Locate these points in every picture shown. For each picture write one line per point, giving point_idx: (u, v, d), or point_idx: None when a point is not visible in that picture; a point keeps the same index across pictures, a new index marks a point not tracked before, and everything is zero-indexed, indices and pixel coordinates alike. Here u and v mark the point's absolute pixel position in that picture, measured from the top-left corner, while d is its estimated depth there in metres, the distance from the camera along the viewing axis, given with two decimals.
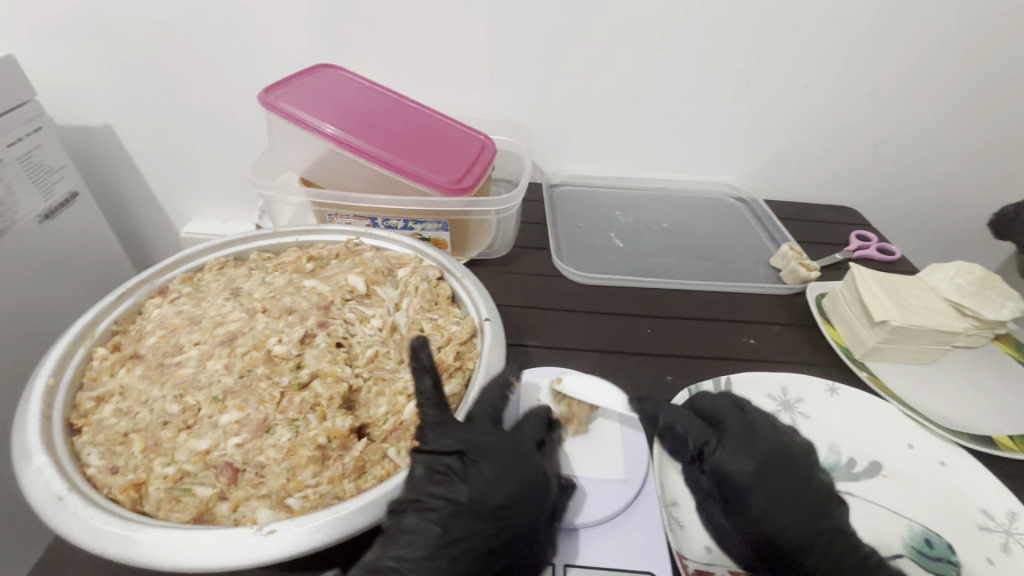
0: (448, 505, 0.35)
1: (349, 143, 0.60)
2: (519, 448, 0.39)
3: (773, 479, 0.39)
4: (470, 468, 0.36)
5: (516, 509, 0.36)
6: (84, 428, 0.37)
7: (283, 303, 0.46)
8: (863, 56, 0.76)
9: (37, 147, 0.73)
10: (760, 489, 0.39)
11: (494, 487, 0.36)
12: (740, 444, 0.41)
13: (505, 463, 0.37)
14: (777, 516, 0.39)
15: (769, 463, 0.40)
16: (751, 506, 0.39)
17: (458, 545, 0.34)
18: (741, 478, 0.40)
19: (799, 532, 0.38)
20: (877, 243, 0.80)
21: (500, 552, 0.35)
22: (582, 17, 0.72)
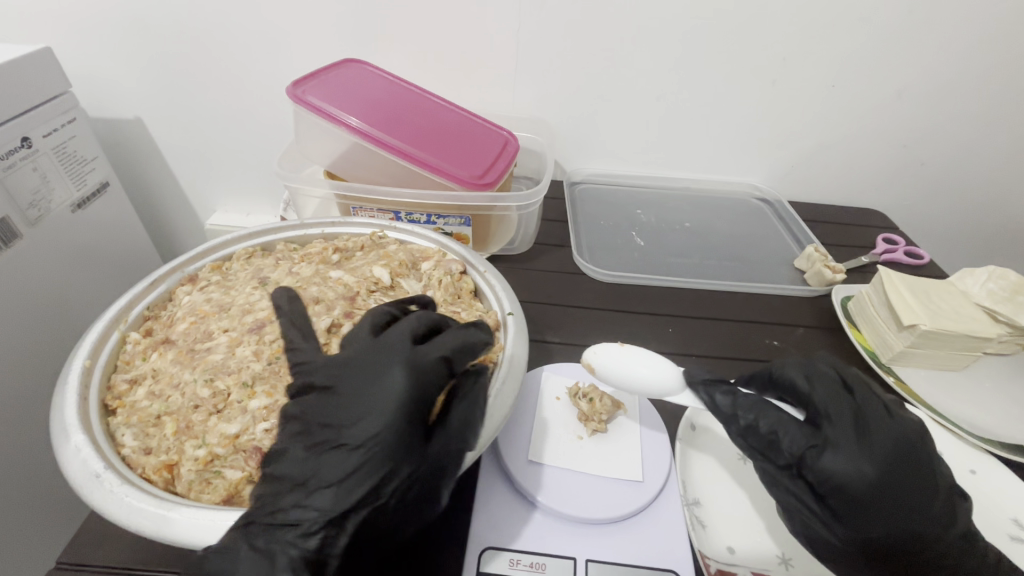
0: (310, 441, 0.34)
1: (374, 137, 0.60)
2: (381, 356, 0.35)
3: (891, 480, 0.35)
4: (327, 399, 0.35)
5: (368, 437, 0.33)
6: (118, 410, 0.38)
7: (310, 293, 0.46)
8: (894, 56, 0.74)
9: (70, 138, 0.75)
10: (879, 497, 0.35)
11: (348, 409, 0.34)
12: (858, 445, 0.36)
13: (351, 407, 0.35)
14: (892, 523, 0.35)
15: (888, 463, 0.35)
16: (868, 520, 0.35)
17: (314, 479, 0.33)
18: (863, 492, 0.34)
19: (911, 533, 0.35)
20: (904, 246, 0.78)
21: (359, 478, 0.33)
22: (607, 14, 0.72)
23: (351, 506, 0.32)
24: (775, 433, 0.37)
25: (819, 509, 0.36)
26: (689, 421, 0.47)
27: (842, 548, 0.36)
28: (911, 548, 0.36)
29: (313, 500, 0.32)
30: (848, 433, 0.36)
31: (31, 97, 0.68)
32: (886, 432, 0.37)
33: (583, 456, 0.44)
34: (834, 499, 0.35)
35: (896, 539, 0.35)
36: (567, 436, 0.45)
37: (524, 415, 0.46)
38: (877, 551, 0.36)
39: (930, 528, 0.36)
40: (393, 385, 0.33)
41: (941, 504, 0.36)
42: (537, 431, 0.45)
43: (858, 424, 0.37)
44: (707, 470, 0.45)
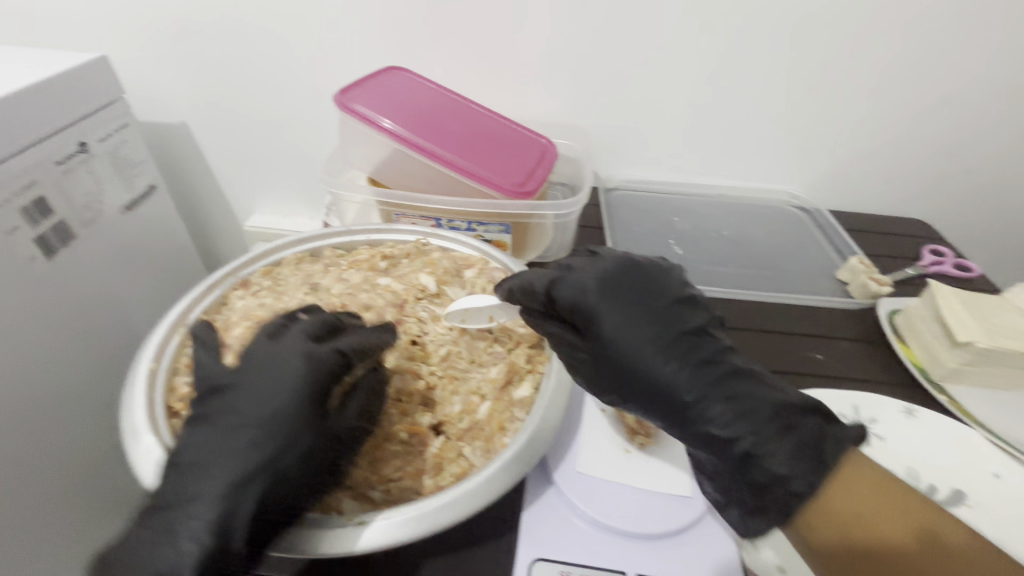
0: (211, 422, 0.35)
1: (417, 144, 0.61)
2: (279, 352, 0.36)
3: (681, 343, 0.39)
4: (225, 392, 0.36)
5: (266, 414, 0.34)
6: (182, 412, 0.39)
7: (361, 301, 0.48)
8: (945, 62, 0.72)
9: (123, 142, 0.78)
10: (652, 350, 0.38)
11: (229, 400, 0.36)
12: (613, 303, 0.40)
13: (249, 393, 0.35)
14: (704, 384, 0.37)
15: (657, 324, 0.39)
16: (660, 379, 0.38)
17: (211, 460, 0.34)
18: (618, 344, 0.39)
19: (725, 401, 0.37)
20: (952, 258, 0.76)
21: (256, 452, 0.34)
22: (649, 21, 0.71)
23: (247, 479, 0.33)
24: (553, 296, 0.41)
25: (609, 366, 0.39)
26: None
27: (650, 408, 0.39)
28: (728, 419, 0.36)
29: (210, 476, 0.33)
30: (593, 294, 0.40)
31: (88, 103, 0.70)
32: (648, 301, 0.40)
33: (630, 469, 0.44)
34: (611, 353, 0.39)
35: (712, 403, 0.37)
36: (615, 449, 0.45)
37: (571, 425, 0.46)
38: (694, 415, 0.37)
39: (755, 403, 0.37)
40: (289, 370, 0.35)
41: (750, 379, 0.38)
42: (585, 442, 0.45)
43: (605, 282, 0.40)
44: None
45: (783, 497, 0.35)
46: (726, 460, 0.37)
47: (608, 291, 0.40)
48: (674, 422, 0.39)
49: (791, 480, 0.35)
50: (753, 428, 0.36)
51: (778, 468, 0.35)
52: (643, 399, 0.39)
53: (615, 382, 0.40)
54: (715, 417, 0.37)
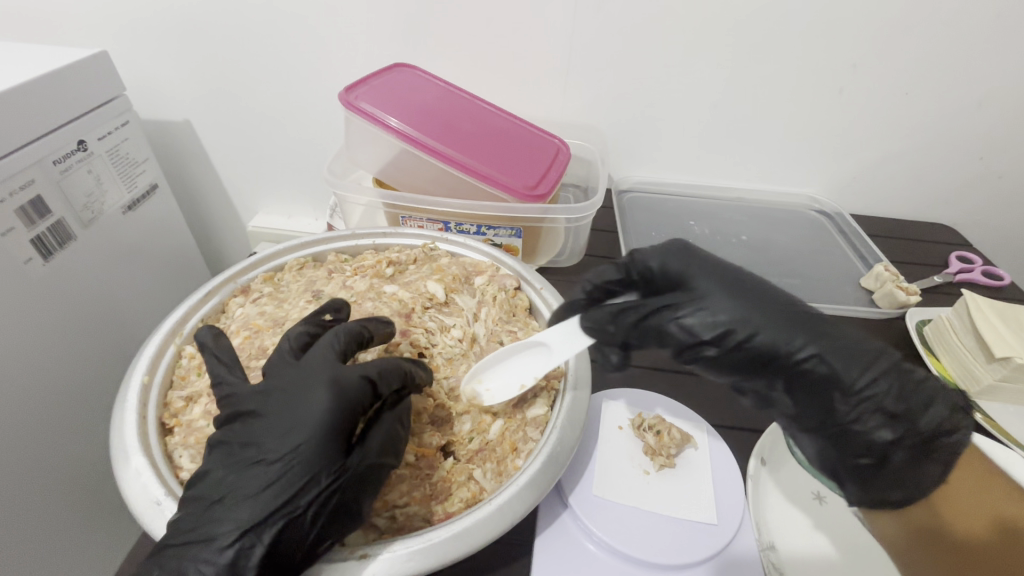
0: (237, 453, 0.33)
1: (425, 144, 0.59)
2: (306, 376, 0.34)
3: (779, 298, 0.36)
4: (252, 421, 0.34)
5: (288, 450, 0.32)
6: (176, 429, 0.37)
7: (365, 309, 0.45)
8: (978, 61, 0.69)
9: (124, 140, 0.76)
10: (752, 302, 0.35)
11: (254, 429, 0.34)
12: (706, 264, 0.37)
13: (276, 414, 0.33)
14: (812, 337, 0.34)
15: (748, 281, 0.36)
16: (768, 335, 0.34)
17: (230, 495, 0.32)
18: (718, 301, 0.35)
19: (834, 352, 0.34)
20: (981, 266, 0.73)
21: (276, 491, 0.31)
22: (667, 17, 0.69)
23: (264, 520, 0.31)
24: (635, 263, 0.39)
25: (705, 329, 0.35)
26: (757, 457, 0.45)
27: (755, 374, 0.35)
28: (847, 371, 0.34)
29: (229, 513, 0.31)
30: (679, 257, 0.38)
31: (88, 101, 0.68)
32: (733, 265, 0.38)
33: (649, 493, 0.41)
34: (708, 310, 0.35)
35: (822, 358, 0.34)
36: (633, 470, 0.43)
37: (586, 444, 0.44)
38: (806, 373, 0.34)
39: (858, 355, 0.34)
40: (313, 403, 0.33)
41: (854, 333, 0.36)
42: (601, 463, 0.43)
43: (688, 248, 0.38)
44: (779, 509, 0.42)
45: (902, 451, 0.34)
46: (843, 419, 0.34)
47: (689, 254, 0.38)
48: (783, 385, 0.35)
49: (900, 441, 0.34)
50: (875, 378, 0.34)
51: (879, 430, 0.34)
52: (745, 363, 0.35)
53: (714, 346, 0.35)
54: (830, 371, 0.34)
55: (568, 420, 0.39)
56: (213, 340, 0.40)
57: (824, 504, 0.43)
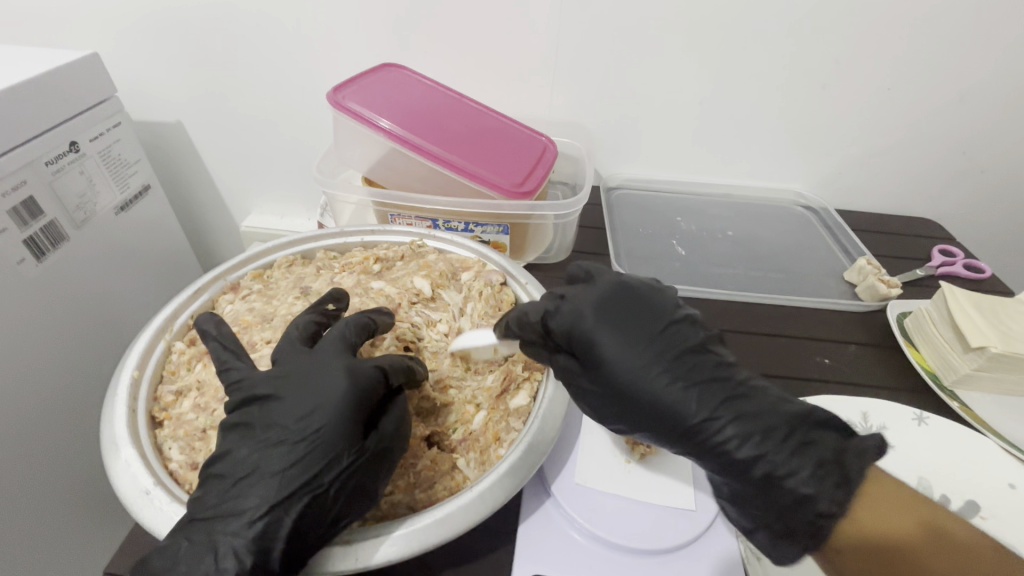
0: (257, 433, 0.34)
1: (413, 143, 0.60)
2: (321, 363, 0.36)
3: (685, 364, 0.36)
4: (269, 404, 0.35)
5: (312, 430, 0.33)
6: (165, 422, 0.38)
7: (352, 305, 0.46)
8: (958, 57, 0.70)
9: (115, 142, 0.76)
10: (653, 373, 0.36)
11: (274, 409, 0.34)
12: (612, 329, 0.37)
13: (297, 394, 0.34)
14: (713, 407, 0.35)
15: (657, 347, 0.36)
16: (665, 407, 0.35)
17: (253, 473, 0.32)
18: (620, 371, 0.36)
19: (736, 427, 0.34)
20: (963, 259, 0.74)
21: (300, 470, 0.32)
22: (652, 16, 0.70)
23: (288, 497, 0.32)
24: (548, 324, 0.39)
25: (613, 397, 0.37)
26: None
27: (655, 437, 0.37)
28: (742, 444, 0.34)
29: (252, 491, 0.32)
30: (591, 321, 0.37)
31: (80, 102, 0.69)
32: (651, 320, 0.38)
33: (630, 481, 0.42)
34: (617, 380, 0.36)
35: (721, 429, 0.35)
36: (615, 459, 0.44)
37: (570, 434, 0.46)
38: (706, 442, 0.35)
39: (760, 424, 0.34)
40: (334, 387, 0.34)
41: (762, 398, 0.35)
42: (584, 453, 0.44)
43: (602, 307, 0.38)
44: None
45: (813, 521, 0.33)
46: (744, 484, 0.35)
47: (603, 313, 0.38)
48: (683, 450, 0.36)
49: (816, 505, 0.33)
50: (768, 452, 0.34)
51: (805, 489, 0.33)
52: (649, 427, 0.36)
53: (620, 411, 0.37)
54: (730, 441, 0.34)
55: (550, 407, 0.41)
56: (214, 328, 0.40)
57: None
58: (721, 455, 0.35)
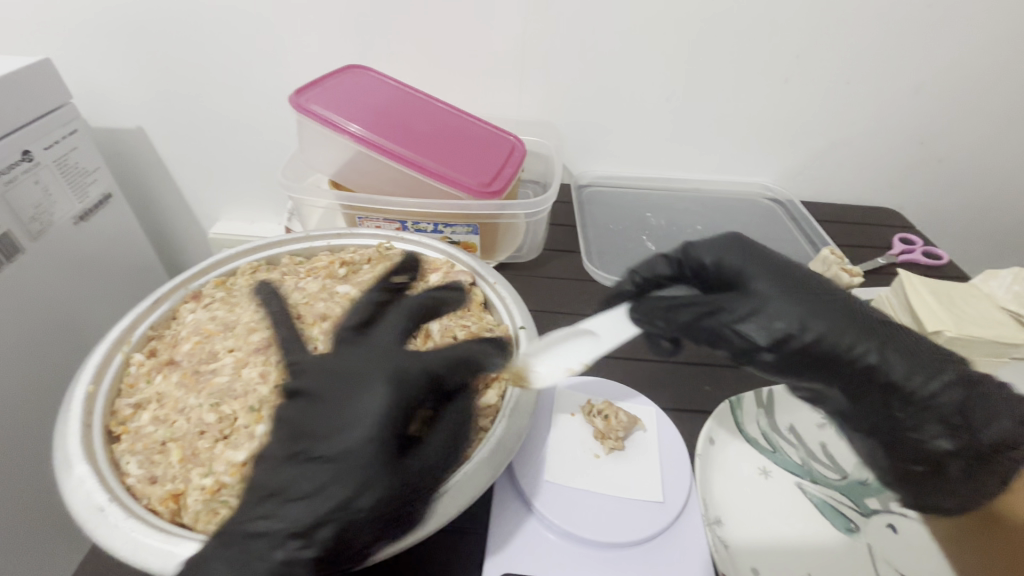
0: (282, 448, 0.33)
1: (379, 145, 0.59)
2: (365, 368, 0.35)
3: (852, 302, 0.39)
4: (302, 412, 0.34)
5: (348, 446, 0.32)
6: (123, 436, 0.37)
7: (317, 310, 0.45)
8: (912, 51, 0.72)
9: (72, 149, 0.74)
10: (808, 296, 0.38)
11: (306, 420, 0.34)
12: (765, 267, 0.39)
13: (340, 403, 0.34)
14: (881, 338, 0.37)
15: (818, 283, 0.40)
16: (833, 327, 0.36)
17: (289, 488, 0.31)
18: (773, 299, 0.37)
19: (892, 354, 0.37)
20: (922, 246, 0.77)
21: (325, 496, 0.31)
22: (617, 14, 0.70)
23: (323, 518, 0.31)
24: (690, 253, 0.43)
25: (763, 316, 0.37)
26: (706, 435, 0.46)
27: (813, 363, 0.37)
28: (890, 365, 0.36)
29: (296, 505, 0.31)
30: (740, 254, 0.41)
31: (32, 110, 0.67)
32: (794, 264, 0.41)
33: (600, 476, 0.43)
34: (764, 310, 0.37)
35: (878, 357, 0.36)
36: (586, 455, 0.44)
37: (539, 432, 0.46)
38: (863, 367, 0.36)
39: (900, 355, 0.37)
40: (370, 407, 0.33)
41: (913, 342, 0.39)
42: (554, 450, 0.44)
43: (743, 241, 0.42)
44: (726, 485, 0.45)
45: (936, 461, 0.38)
46: (902, 421, 0.37)
47: (747, 249, 0.41)
48: (823, 372, 0.37)
49: (958, 452, 0.37)
50: (958, 390, 0.37)
51: (938, 442, 0.37)
52: (800, 349, 0.36)
53: (780, 327, 0.36)
54: (879, 364, 0.36)
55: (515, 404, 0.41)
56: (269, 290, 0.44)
57: (768, 479, 0.46)
58: (880, 378, 0.36)
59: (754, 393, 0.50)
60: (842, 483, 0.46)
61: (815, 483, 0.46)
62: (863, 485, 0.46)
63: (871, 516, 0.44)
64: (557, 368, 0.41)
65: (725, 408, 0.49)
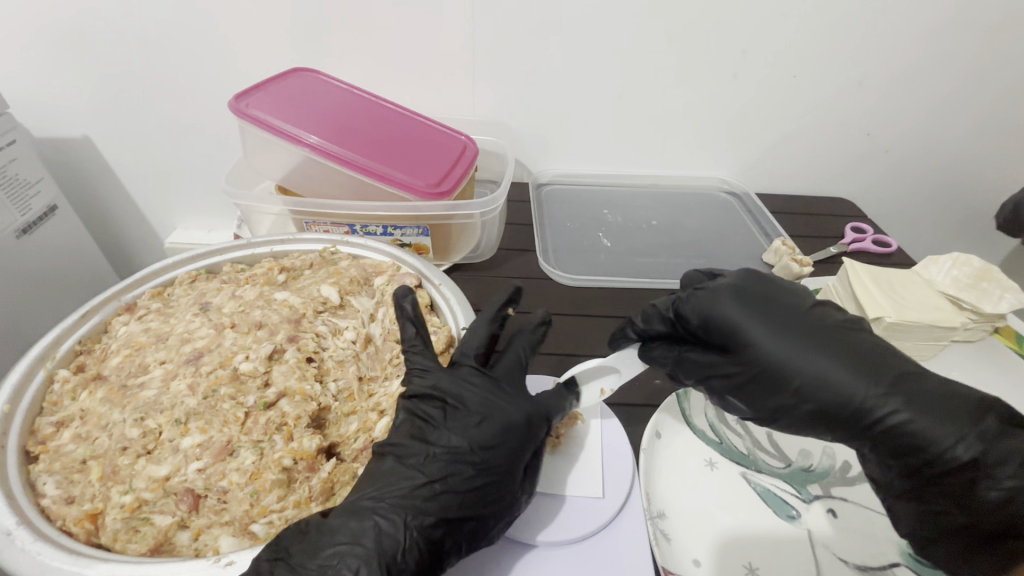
0: (432, 447, 0.36)
1: (323, 149, 0.58)
2: (495, 395, 0.38)
3: (860, 349, 0.36)
4: (453, 416, 0.37)
5: (486, 458, 0.36)
6: (41, 455, 0.36)
7: (252, 318, 0.44)
8: (854, 45, 0.74)
9: (12, 161, 0.71)
10: (807, 354, 0.35)
11: (454, 425, 0.37)
12: (761, 320, 0.37)
13: (487, 416, 0.37)
14: (889, 390, 0.34)
15: (821, 332, 0.36)
16: (834, 391, 0.35)
17: (424, 485, 0.34)
18: (765, 359, 0.36)
19: (908, 412, 0.33)
20: (873, 234, 0.78)
21: (478, 495, 0.35)
22: (562, 10, 0.70)
23: (452, 517, 0.34)
24: (682, 311, 0.40)
25: (755, 384, 0.37)
26: (652, 429, 0.46)
27: (820, 427, 0.36)
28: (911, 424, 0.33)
29: (422, 501, 0.34)
30: (728, 305, 0.38)
31: None
32: (798, 306, 0.38)
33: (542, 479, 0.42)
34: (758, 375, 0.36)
35: (900, 415, 0.33)
36: None
37: None
38: (880, 427, 0.34)
39: (913, 408, 0.33)
40: (517, 420, 0.37)
41: (935, 382, 0.35)
42: None
43: (740, 291, 0.39)
44: (671, 477, 0.45)
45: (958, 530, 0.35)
46: (930, 480, 0.34)
47: (741, 301, 0.38)
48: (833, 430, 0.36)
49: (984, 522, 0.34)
50: (977, 445, 0.32)
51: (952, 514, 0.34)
52: (803, 415, 0.36)
53: (776, 399, 0.36)
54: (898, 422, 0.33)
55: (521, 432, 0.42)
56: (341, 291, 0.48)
57: (714, 471, 0.46)
58: (895, 440, 0.34)
59: None
60: (786, 471, 0.47)
61: (759, 472, 0.47)
62: (805, 473, 0.47)
63: (812, 503, 0.45)
64: (593, 392, 0.45)
65: (673, 400, 0.49)
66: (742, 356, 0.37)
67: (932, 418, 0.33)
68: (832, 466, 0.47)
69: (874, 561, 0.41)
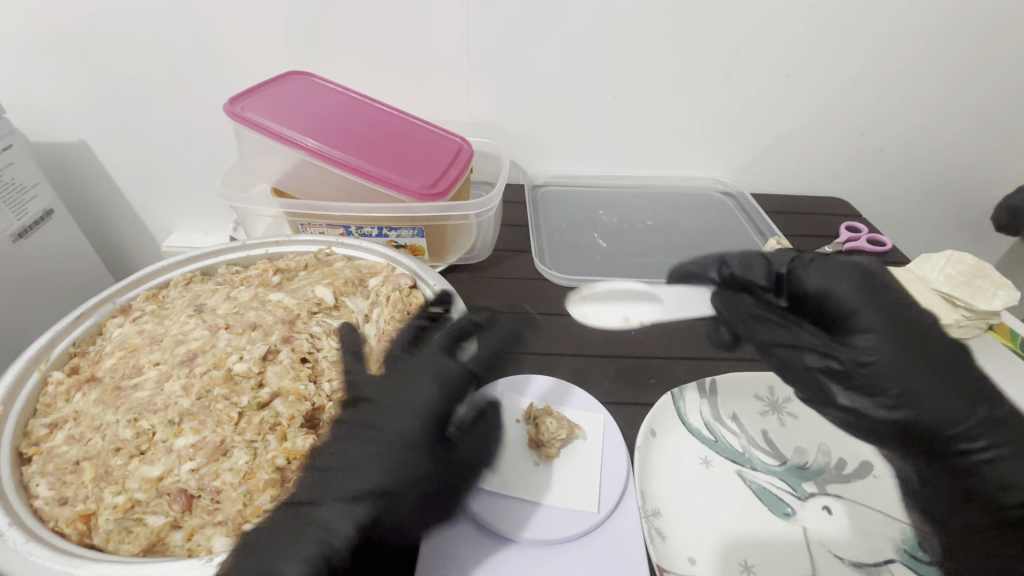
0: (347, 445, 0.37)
1: (317, 150, 0.59)
2: (405, 391, 0.40)
3: (964, 374, 0.39)
4: (362, 413, 0.39)
5: (392, 446, 0.37)
6: (34, 457, 0.36)
7: (247, 319, 0.44)
8: (845, 45, 0.74)
9: (8, 166, 0.72)
10: (914, 370, 0.38)
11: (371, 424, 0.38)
12: (888, 317, 0.40)
13: (393, 409, 0.39)
14: (978, 426, 0.37)
15: (937, 352, 0.39)
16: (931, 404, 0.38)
17: (337, 478, 0.36)
18: (880, 350, 0.39)
19: (1000, 443, 0.37)
20: (867, 233, 0.79)
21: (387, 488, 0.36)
22: (555, 13, 0.71)
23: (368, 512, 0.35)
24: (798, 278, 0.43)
25: (859, 373, 0.40)
26: (647, 428, 0.46)
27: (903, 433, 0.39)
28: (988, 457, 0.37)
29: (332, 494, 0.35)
30: (857, 291, 0.41)
31: None
32: (919, 317, 0.41)
33: (536, 481, 0.42)
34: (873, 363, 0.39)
35: (992, 440, 0.37)
36: (525, 461, 0.44)
37: None
38: (964, 457, 0.38)
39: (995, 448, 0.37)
40: (416, 405, 0.39)
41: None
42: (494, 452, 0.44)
43: (869, 282, 0.41)
44: (665, 476, 0.45)
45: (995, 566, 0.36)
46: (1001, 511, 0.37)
47: (865, 297, 0.41)
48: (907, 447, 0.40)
49: None
50: None
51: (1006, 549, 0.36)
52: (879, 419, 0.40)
53: (873, 391, 0.39)
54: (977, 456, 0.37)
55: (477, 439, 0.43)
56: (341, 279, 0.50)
57: (709, 469, 0.46)
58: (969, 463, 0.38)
59: (696, 385, 0.51)
60: (781, 469, 0.47)
61: (755, 470, 0.47)
62: (801, 471, 0.47)
63: (807, 500, 0.45)
64: None
65: (667, 400, 0.50)
66: (862, 338, 0.40)
67: (1009, 455, 0.36)
68: (827, 463, 0.47)
69: (870, 556, 0.41)
